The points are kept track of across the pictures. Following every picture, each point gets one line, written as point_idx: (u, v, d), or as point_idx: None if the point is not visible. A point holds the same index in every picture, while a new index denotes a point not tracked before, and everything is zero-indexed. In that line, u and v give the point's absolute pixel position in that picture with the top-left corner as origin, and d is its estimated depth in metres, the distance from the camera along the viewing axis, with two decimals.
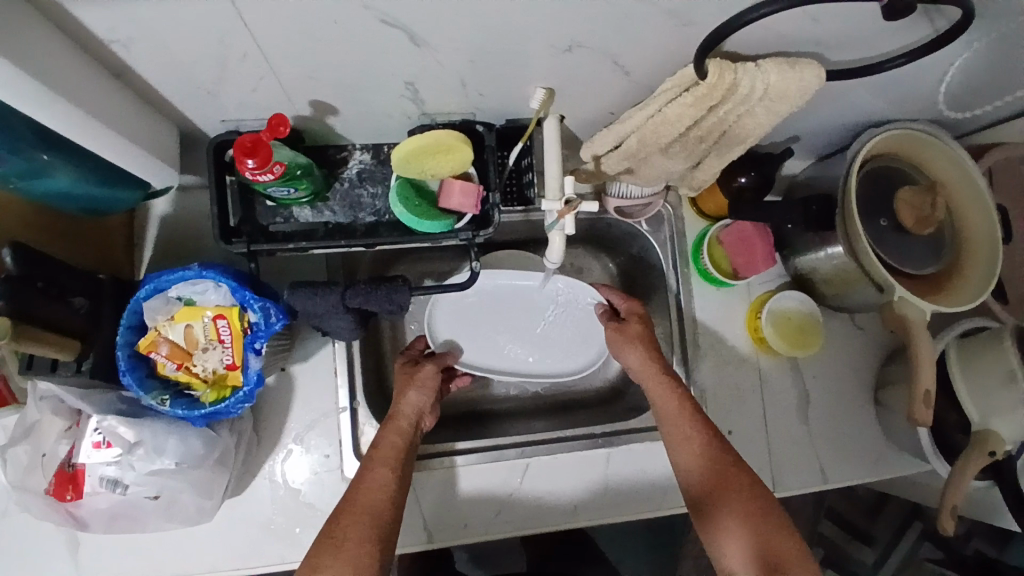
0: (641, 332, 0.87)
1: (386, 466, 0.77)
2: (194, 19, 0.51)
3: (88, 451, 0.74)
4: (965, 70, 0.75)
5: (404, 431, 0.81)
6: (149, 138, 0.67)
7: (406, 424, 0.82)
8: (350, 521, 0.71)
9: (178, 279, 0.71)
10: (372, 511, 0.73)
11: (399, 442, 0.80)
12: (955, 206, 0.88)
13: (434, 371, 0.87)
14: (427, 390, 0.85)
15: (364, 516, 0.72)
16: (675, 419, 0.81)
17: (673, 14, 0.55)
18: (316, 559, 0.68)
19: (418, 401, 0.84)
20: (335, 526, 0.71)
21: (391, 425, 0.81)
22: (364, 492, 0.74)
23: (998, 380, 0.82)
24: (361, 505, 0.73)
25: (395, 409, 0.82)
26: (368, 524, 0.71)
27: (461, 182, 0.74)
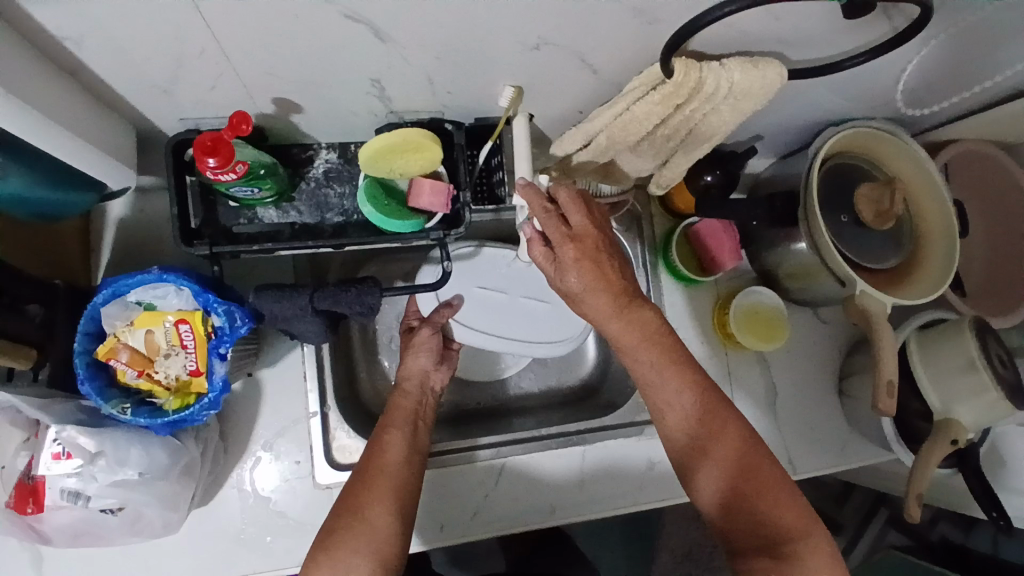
0: (596, 239, 0.70)
1: (400, 431, 0.79)
2: (150, 12, 0.49)
3: (48, 462, 0.70)
4: (921, 68, 0.77)
5: (412, 393, 0.85)
6: (105, 138, 0.64)
7: (412, 389, 0.85)
8: (367, 483, 0.73)
9: (137, 283, 0.68)
10: (391, 473, 0.74)
11: (408, 407, 0.83)
12: (913, 200, 0.90)
13: (430, 333, 0.89)
14: (426, 349, 0.88)
15: (383, 477, 0.73)
16: (664, 372, 0.71)
17: (638, 12, 0.55)
18: (334, 523, 0.69)
19: (423, 365, 0.87)
20: (358, 489, 0.73)
21: (401, 391, 0.85)
22: (377, 455, 0.76)
23: (958, 370, 0.85)
24: (378, 467, 0.75)
25: (401, 375, 0.87)
26: (386, 484, 0.73)
27: (430, 181, 0.73)
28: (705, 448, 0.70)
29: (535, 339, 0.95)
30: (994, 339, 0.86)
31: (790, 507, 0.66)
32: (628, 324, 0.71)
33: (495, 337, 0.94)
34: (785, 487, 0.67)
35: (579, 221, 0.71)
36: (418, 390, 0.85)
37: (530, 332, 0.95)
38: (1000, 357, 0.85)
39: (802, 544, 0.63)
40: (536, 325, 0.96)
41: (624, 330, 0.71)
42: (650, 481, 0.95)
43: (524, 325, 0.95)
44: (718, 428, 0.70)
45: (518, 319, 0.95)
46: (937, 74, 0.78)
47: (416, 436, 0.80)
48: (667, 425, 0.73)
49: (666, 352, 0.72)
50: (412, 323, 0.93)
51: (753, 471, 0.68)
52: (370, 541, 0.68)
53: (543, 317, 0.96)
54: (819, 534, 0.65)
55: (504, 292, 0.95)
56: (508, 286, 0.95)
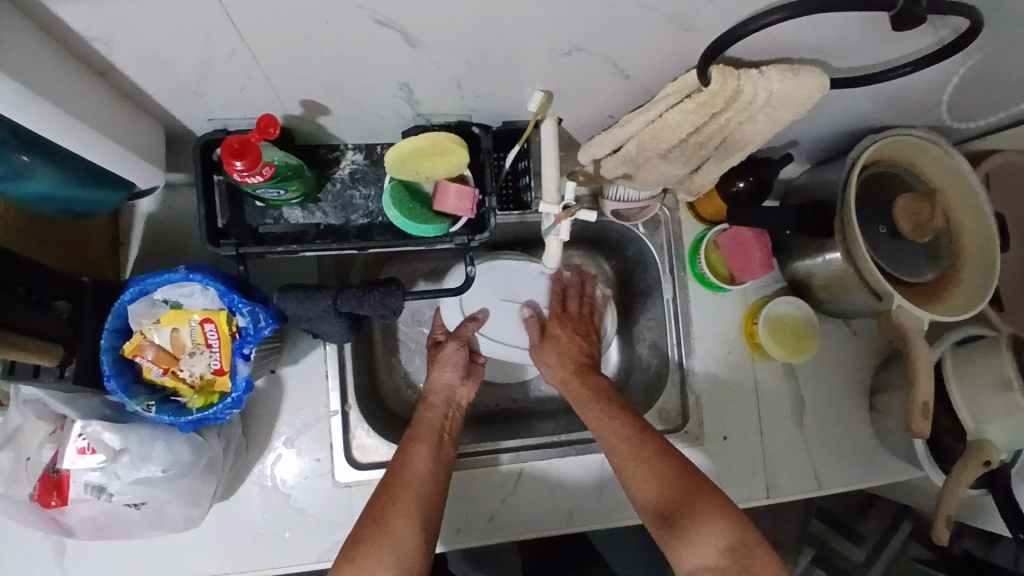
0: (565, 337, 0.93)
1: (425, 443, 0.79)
2: (179, 15, 0.48)
3: (73, 457, 0.71)
4: (968, 77, 0.74)
5: (438, 406, 0.85)
6: (132, 139, 0.64)
7: (437, 402, 0.86)
8: (393, 495, 0.73)
9: (163, 282, 0.69)
10: (416, 484, 0.75)
11: (434, 421, 0.83)
12: (954, 212, 0.87)
13: (456, 347, 0.90)
14: (452, 364, 0.89)
15: (409, 489, 0.74)
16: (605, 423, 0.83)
17: (675, 19, 0.54)
18: (360, 534, 0.70)
19: (449, 380, 0.88)
20: (384, 501, 0.73)
21: (427, 404, 0.85)
22: (403, 467, 0.76)
23: (993, 389, 0.82)
24: (404, 478, 0.75)
25: (427, 388, 0.87)
26: (410, 497, 0.73)
27: (456, 185, 0.72)
28: (682, 520, 0.71)
29: None
30: None
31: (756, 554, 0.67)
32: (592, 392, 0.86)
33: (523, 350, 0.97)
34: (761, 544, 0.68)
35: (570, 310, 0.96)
36: (443, 403, 0.86)
37: None
38: None
39: None
40: None
41: (581, 388, 0.87)
42: None
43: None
44: (671, 478, 0.75)
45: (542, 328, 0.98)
46: (985, 84, 0.75)
47: (444, 450, 0.80)
48: (641, 502, 0.76)
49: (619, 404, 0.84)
50: (439, 336, 0.94)
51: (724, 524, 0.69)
52: (394, 556, 0.68)
53: None
54: None
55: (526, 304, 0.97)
56: (531, 298, 0.97)
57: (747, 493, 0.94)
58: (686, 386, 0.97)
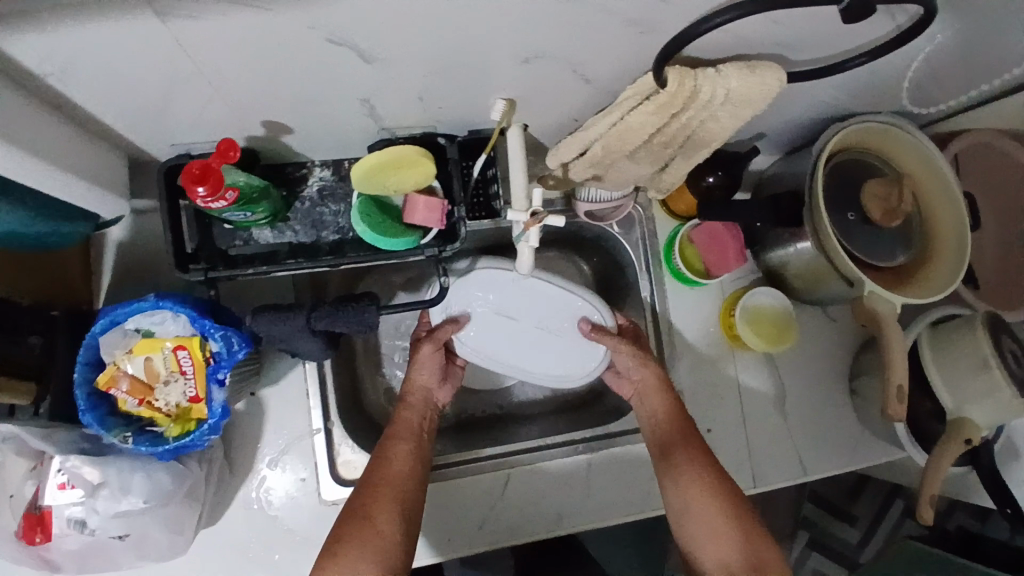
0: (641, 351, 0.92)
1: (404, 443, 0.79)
2: (130, 45, 0.48)
3: (53, 492, 0.70)
4: (927, 62, 0.74)
5: (416, 407, 0.84)
6: (94, 168, 0.63)
7: (412, 402, 0.84)
8: (373, 492, 0.73)
9: (134, 311, 0.68)
10: (395, 484, 0.74)
11: (413, 421, 0.83)
12: (922, 194, 0.88)
13: (432, 350, 0.86)
14: (430, 366, 0.86)
15: (390, 487, 0.73)
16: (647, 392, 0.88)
17: (632, 23, 0.54)
18: (339, 531, 0.69)
19: (426, 379, 0.86)
20: (364, 499, 0.72)
21: (405, 404, 0.84)
22: (382, 465, 0.76)
23: (971, 368, 0.83)
24: (383, 479, 0.74)
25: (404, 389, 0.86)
26: (392, 495, 0.73)
27: (425, 197, 0.72)
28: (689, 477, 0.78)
29: (547, 367, 0.92)
30: (1008, 335, 0.84)
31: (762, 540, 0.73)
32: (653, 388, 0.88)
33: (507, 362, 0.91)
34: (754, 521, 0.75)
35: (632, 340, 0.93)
36: (418, 403, 0.84)
37: (542, 359, 0.92)
38: (1014, 353, 0.83)
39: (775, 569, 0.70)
40: (548, 354, 0.91)
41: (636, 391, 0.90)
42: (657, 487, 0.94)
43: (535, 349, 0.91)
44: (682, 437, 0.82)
45: (530, 344, 0.91)
46: (944, 68, 0.76)
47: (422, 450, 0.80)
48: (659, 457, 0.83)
49: (673, 405, 0.86)
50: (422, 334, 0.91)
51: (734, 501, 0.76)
52: (374, 553, 0.68)
53: (558, 346, 0.91)
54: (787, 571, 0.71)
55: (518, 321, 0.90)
56: (521, 313, 0.89)
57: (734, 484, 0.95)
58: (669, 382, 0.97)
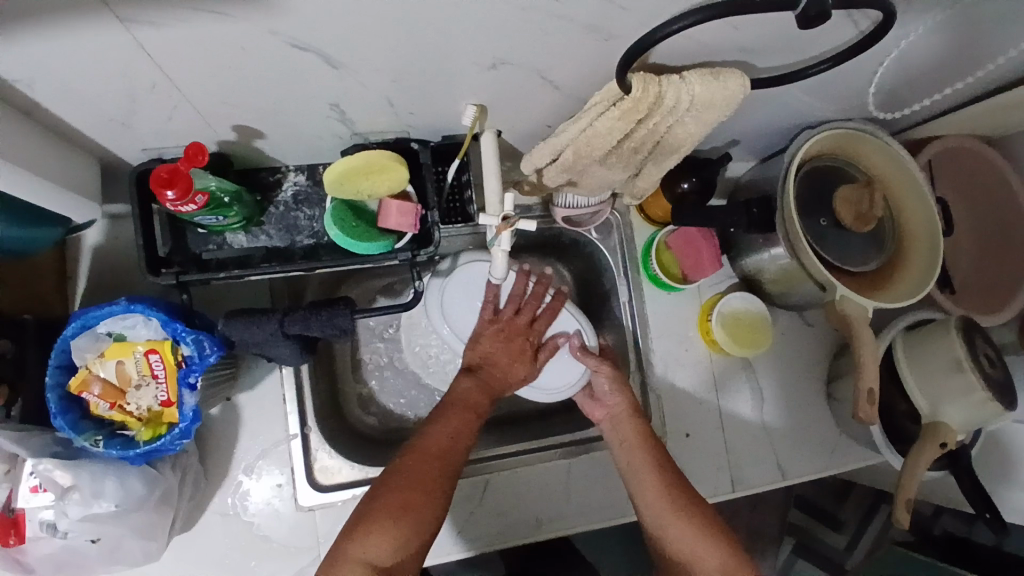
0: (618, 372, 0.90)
1: (461, 410, 0.82)
2: (92, 52, 0.48)
3: (25, 496, 0.70)
4: (893, 68, 0.75)
5: (492, 389, 0.87)
6: (65, 174, 0.64)
7: (498, 387, 0.88)
8: (423, 455, 0.76)
9: (106, 315, 0.68)
10: (445, 452, 0.77)
11: (474, 392, 0.85)
12: (894, 200, 0.89)
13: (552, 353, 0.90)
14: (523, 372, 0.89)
15: (441, 455, 0.76)
16: (623, 419, 0.87)
17: (592, 29, 0.54)
18: (385, 487, 0.73)
19: (521, 376, 0.89)
20: (411, 461, 0.75)
21: (470, 373, 0.87)
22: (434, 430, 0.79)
23: (945, 370, 0.83)
24: (435, 445, 0.77)
25: (501, 374, 0.88)
26: (443, 462, 0.76)
27: (398, 203, 0.72)
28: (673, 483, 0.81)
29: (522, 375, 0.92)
30: (982, 338, 0.85)
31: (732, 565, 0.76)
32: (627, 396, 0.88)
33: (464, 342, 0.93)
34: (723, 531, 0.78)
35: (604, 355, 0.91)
36: (501, 384, 0.88)
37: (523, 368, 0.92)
38: (987, 356, 0.84)
39: None
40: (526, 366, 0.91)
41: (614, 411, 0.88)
42: None
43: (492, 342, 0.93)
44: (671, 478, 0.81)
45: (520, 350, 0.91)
46: (910, 74, 0.77)
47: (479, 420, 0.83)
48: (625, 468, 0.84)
49: (644, 432, 0.85)
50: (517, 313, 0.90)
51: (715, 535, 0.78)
52: (414, 520, 0.71)
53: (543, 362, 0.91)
54: None
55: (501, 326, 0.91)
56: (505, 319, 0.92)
57: (713, 488, 0.95)
58: (648, 386, 0.97)
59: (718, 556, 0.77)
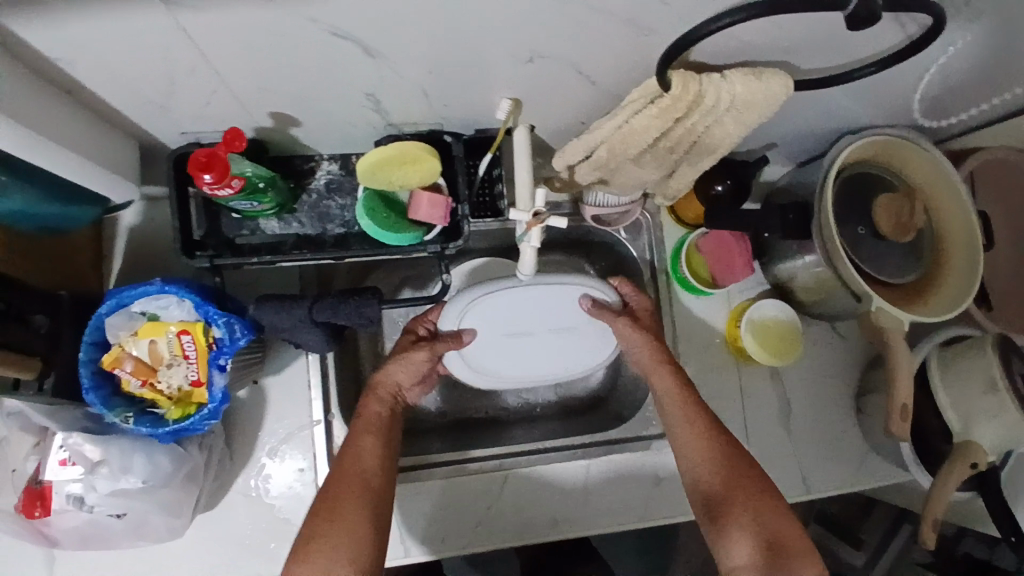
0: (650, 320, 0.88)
1: (371, 434, 0.78)
2: (135, 34, 0.49)
3: (55, 468, 0.72)
4: (940, 74, 0.73)
5: (385, 401, 0.82)
6: (105, 154, 0.65)
7: (391, 398, 0.82)
8: (339, 485, 0.73)
9: (140, 295, 0.70)
10: (361, 479, 0.73)
11: (379, 413, 0.80)
12: (935, 211, 0.86)
13: (425, 356, 0.83)
14: (412, 368, 0.83)
15: (353, 483, 0.73)
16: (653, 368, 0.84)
17: (631, 24, 0.54)
18: (311, 528, 0.69)
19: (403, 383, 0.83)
20: (327, 495, 0.72)
21: (371, 395, 0.82)
22: (350, 459, 0.75)
23: (980, 388, 0.81)
24: (349, 473, 0.74)
25: (376, 379, 0.83)
26: (359, 489, 0.73)
27: (429, 194, 0.72)
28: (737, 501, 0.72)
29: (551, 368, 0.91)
30: (1019, 358, 0.82)
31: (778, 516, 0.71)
32: (681, 396, 0.82)
33: (475, 370, 0.89)
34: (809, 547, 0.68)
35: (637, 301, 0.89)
36: (394, 394, 0.83)
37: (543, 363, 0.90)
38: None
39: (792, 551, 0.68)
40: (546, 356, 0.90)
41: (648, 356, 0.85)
42: (657, 497, 0.93)
43: (511, 357, 0.89)
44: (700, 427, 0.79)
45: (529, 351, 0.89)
46: (959, 81, 0.74)
47: (391, 441, 0.79)
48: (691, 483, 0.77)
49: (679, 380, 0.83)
50: (418, 331, 0.86)
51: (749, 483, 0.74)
52: (347, 546, 0.68)
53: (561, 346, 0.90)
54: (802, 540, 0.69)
55: (533, 332, 0.88)
56: (531, 326, 0.88)
57: None
58: None
59: (762, 505, 0.72)
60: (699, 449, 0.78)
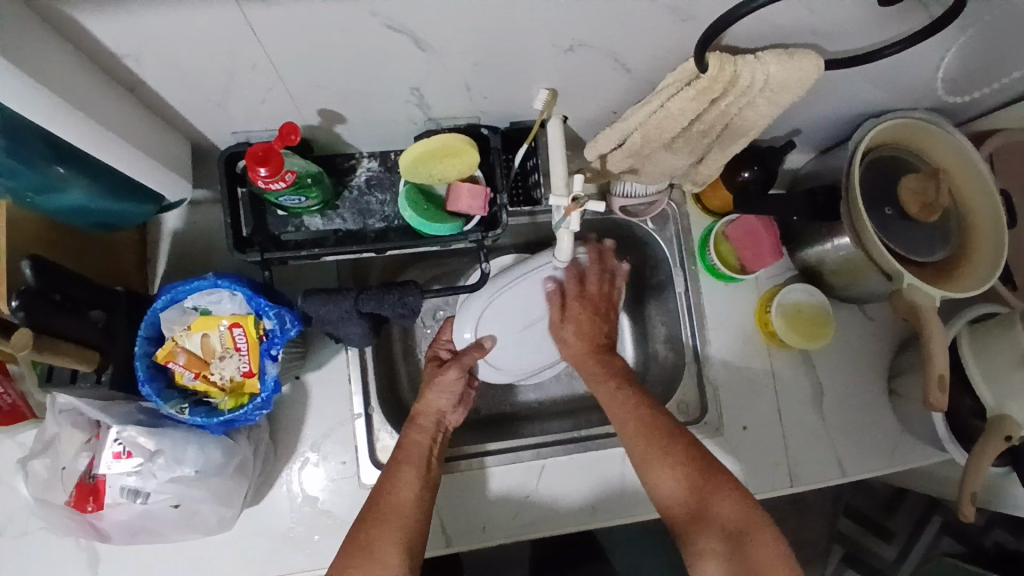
0: (584, 309, 0.88)
1: (412, 468, 0.80)
2: (204, 29, 0.52)
3: (109, 461, 0.73)
4: (961, 56, 0.75)
5: (427, 429, 0.85)
6: (162, 151, 0.68)
7: (434, 426, 0.85)
8: (375, 521, 0.74)
9: (193, 290, 0.72)
10: (401, 514, 0.75)
11: (423, 444, 0.83)
12: (960, 191, 0.88)
13: (457, 375, 0.87)
14: (450, 390, 0.87)
15: (390, 518, 0.74)
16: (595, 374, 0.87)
17: (670, 9, 0.56)
18: (344, 563, 0.71)
19: (442, 407, 0.87)
20: (361, 532, 0.73)
21: (414, 425, 0.85)
22: (389, 493, 0.77)
23: (1011, 363, 0.82)
24: (390, 507, 0.75)
25: (417, 409, 0.86)
26: (393, 526, 0.74)
27: (469, 185, 0.75)
28: (706, 520, 0.73)
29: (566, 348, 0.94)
30: None
31: (738, 508, 0.73)
32: (628, 412, 0.82)
33: (510, 372, 0.93)
34: (767, 527, 0.72)
35: (592, 284, 0.89)
36: (434, 424, 0.86)
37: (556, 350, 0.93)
38: None
39: (754, 541, 0.71)
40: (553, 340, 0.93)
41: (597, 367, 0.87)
42: None
43: (535, 348, 0.92)
44: (655, 425, 0.80)
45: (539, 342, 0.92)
46: (981, 62, 0.76)
47: (431, 474, 0.81)
48: (664, 506, 0.77)
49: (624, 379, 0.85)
50: (441, 353, 0.93)
51: (711, 477, 0.75)
52: None
53: None
54: (763, 527, 0.72)
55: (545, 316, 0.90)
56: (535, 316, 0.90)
57: (770, 482, 0.95)
58: (702, 376, 0.98)
59: (729, 503, 0.73)
60: (666, 467, 0.77)
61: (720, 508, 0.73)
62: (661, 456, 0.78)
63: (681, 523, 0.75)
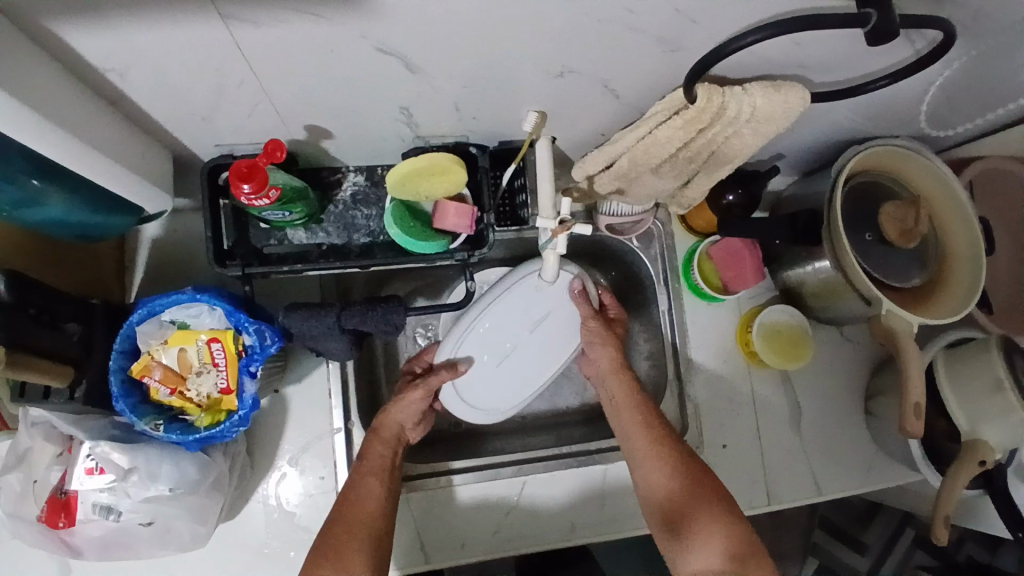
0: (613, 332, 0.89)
1: (376, 479, 0.79)
2: (191, 47, 0.51)
3: (81, 477, 0.72)
4: (944, 90, 0.76)
5: (389, 442, 0.83)
6: (144, 164, 0.67)
7: (395, 438, 0.84)
8: (343, 534, 0.74)
9: (171, 303, 0.71)
10: (365, 526, 0.75)
11: (385, 456, 0.82)
12: (938, 218, 0.89)
13: (423, 394, 0.85)
14: (411, 408, 0.85)
15: (355, 533, 0.74)
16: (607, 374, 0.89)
17: (662, 41, 0.56)
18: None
19: (404, 419, 0.85)
20: (327, 546, 0.73)
21: (376, 437, 0.83)
22: (353, 506, 0.77)
23: (985, 389, 0.83)
24: (353, 523, 0.75)
25: (379, 421, 0.84)
26: (360, 537, 0.74)
27: (455, 204, 0.74)
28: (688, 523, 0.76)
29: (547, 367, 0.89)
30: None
31: (722, 515, 0.75)
32: (641, 434, 0.83)
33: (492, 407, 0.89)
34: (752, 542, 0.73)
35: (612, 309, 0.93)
36: (397, 435, 0.85)
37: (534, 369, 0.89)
38: None
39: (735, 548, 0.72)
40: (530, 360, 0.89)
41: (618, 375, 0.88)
42: None
43: (520, 375, 0.89)
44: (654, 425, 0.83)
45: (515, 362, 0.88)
46: (961, 96, 0.78)
47: (393, 484, 0.81)
48: (652, 501, 0.80)
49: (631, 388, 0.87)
50: (417, 370, 0.92)
51: (699, 486, 0.78)
52: None
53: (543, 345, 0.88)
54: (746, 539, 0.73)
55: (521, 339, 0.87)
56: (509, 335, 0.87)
57: (748, 500, 0.96)
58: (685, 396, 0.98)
59: (715, 511, 0.76)
60: (656, 467, 0.80)
61: (705, 513, 0.75)
62: (655, 458, 0.81)
63: (663, 518, 0.78)
